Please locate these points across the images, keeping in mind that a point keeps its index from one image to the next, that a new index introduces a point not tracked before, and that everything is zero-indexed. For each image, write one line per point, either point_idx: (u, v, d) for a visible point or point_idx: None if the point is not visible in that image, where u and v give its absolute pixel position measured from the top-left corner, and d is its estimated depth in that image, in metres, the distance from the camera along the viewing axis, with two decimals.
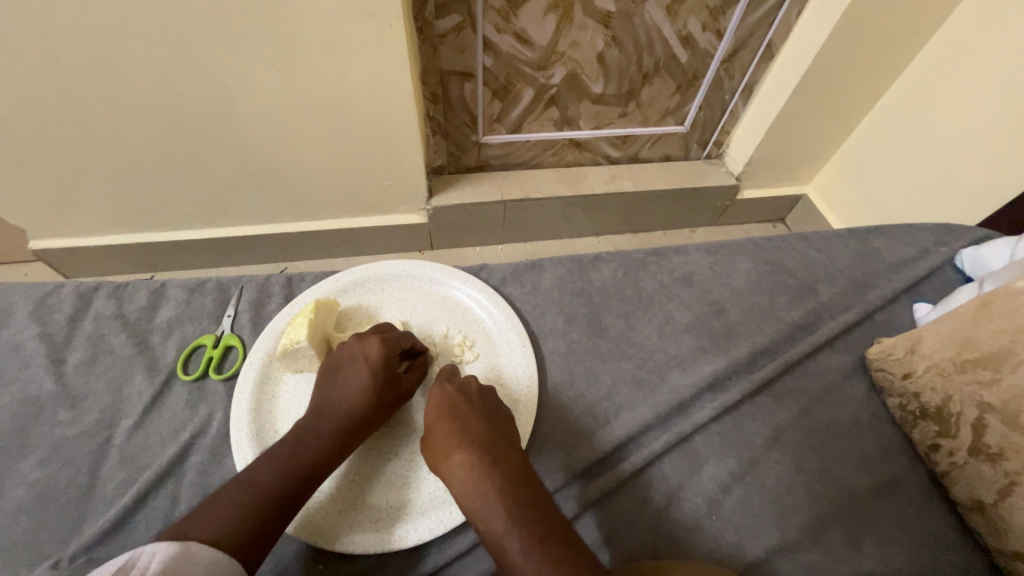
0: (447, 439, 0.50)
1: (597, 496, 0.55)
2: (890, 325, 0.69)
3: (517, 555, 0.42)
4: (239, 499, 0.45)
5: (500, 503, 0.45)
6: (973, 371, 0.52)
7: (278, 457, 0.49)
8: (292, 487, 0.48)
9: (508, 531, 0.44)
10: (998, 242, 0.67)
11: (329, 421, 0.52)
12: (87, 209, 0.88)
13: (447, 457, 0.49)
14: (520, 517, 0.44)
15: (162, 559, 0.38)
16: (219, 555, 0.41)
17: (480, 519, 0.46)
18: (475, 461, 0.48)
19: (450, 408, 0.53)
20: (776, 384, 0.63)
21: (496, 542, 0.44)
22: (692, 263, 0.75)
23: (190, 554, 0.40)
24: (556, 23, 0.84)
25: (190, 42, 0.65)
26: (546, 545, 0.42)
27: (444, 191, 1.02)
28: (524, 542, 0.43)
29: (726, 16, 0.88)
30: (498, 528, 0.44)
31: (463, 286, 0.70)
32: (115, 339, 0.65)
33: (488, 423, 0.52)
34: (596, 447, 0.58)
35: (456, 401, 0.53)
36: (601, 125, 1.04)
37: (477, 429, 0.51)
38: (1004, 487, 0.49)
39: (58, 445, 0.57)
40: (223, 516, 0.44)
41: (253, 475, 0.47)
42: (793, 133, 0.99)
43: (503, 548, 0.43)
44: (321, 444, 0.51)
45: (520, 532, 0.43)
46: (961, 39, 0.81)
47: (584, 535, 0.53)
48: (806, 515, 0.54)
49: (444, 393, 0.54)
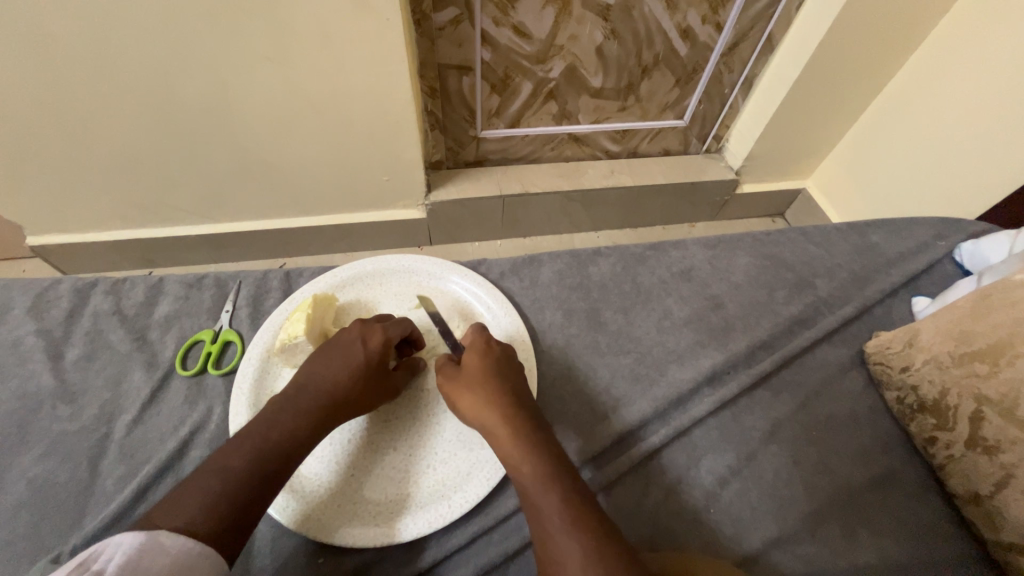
0: (492, 396, 0.52)
1: (612, 477, 0.55)
2: (889, 319, 0.69)
3: (557, 505, 0.44)
4: (212, 486, 0.45)
5: (538, 460, 0.47)
6: (970, 364, 0.52)
7: (254, 439, 0.49)
8: (265, 471, 0.47)
9: (543, 485, 0.45)
10: (997, 236, 0.66)
11: (306, 396, 0.52)
12: (83, 205, 0.88)
13: (489, 410, 0.51)
14: (557, 472, 0.46)
15: (126, 553, 0.38)
16: (189, 544, 0.41)
17: (516, 470, 0.47)
18: (517, 420, 0.50)
19: (494, 371, 0.54)
20: (774, 379, 0.63)
21: (536, 492, 0.45)
22: (691, 257, 0.75)
23: (160, 545, 0.40)
24: (554, 16, 0.84)
25: (185, 38, 0.65)
26: (577, 503, 0.44)
27: (442, 186, 1.01)
28: (560, 495, 0.44)
29: (726, 9, 0.87)
30: (533, 480, 0.46)
31: (461, 281, 0.70)
32: (113, 335, 0.65)
33: (525, 391, 0.54)
34: (599, 436, 0.59)
35: (501, 366, 0.55)
36: (601, 119, 1.04)
37: (518, 394, 0.53)
38: (1001, 479, 0.49)
39: (57, 441, 0.57)
40: (195, 502, 0.43)
41: (225, 461, 0.47)
42: (793, 127, 0.99)
43: (542, 498, 0.45)
44: (297, 422, 0.51)
45: (560, 486, 0.45)
46: (960, 33, 0.80)
47: (608, 508, 0.54)
48: (804, 508, 0.55)
49: (488, 352, 0.56)
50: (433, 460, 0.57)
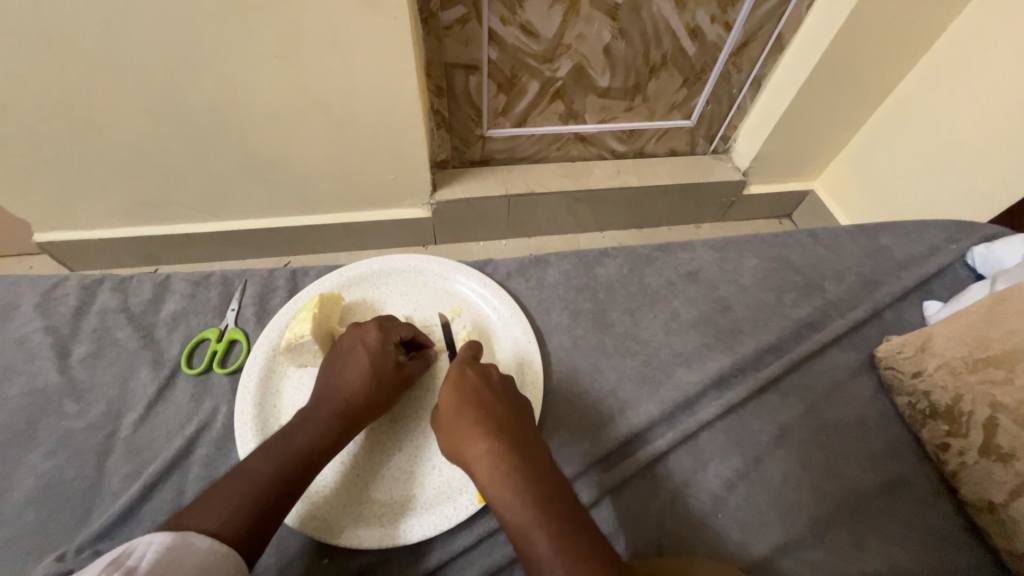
0: (472, 428, 0.48)
1: (615, 483, 0.55)
2: (899, 323, 0.68)
3: (544, 549, 0.41)
4: (235, 488, 0.45)
5: (526, 499, 0.44)
6: (984, 370, 0.51)
7: (277, 445, 0.49)
8: (288, 474, 0.47)
9: (534, 525, 0.42)
10: (1010, 240, 0.66)
11: (325, 406, 0.52)
12: (92, 201, 0.88)
13: (472, 445, 0.48)
14: (547, 509, 0.43)
15: (158, 550, 0.38)
16: (219, 545, 0.41)
17: (507, 513, 0.44)
18: (501, 455, 0.47)
19: (475, 398, 0.51)
20: (782, 382, 0.63)
21: (522, 536, 0.43)
22: (699, 258, 0.74)
23: (189, 544, 0.40)
24: (562, 15, 0.83)
25: (190, 36, 0.65)
26: (573, 540, 0.41)
27: (448, 186, 1.01)
28: (550, 535, 0.41)
29: (735, 9, 0.86)
30: (523, 519, 0.43)
31: (468, 281, 0.70)
32: (120, 332, 0.65)
33: (511, 415, 0.51)
34: (606, 439, 0.58)
35: (481, 390, 0.52)
36: (607, 119, 1.03)
37: (500, 420, 0.49)
38: (1014, 487, 0.48)
39: (64, 438, 0.57)
40: (220, 505, 0.43)
41: (249, 464, 0.47)
42: (801, 128, 0.98)
43: (529, 541, 0.42)
44: (319, 429, 0.51)
45: (546, 526, 0.42)
46: (972, 33, 0.79)
47: (600, 523, 0.53)
48: (812, 513, 0.54)
49: (466, 376, 0.53)
50: (438, 462, 0.57)
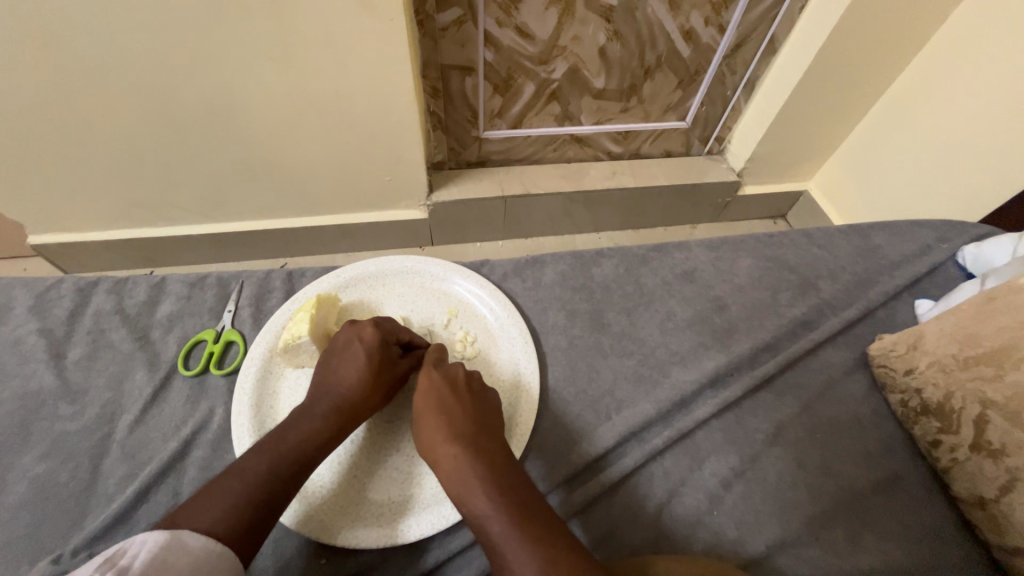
0: (434, 431, 0.50)
1: (581, 503, 0.54)
2: (892, 322, 0.69)
3: (498, 537, 0.43)
4: (231, 487, 0.45)
5: (482, 493, 0.46)
6: (974, 368, 0.52)
7: (272, 442, 0.49)
8: (284, 472, 0.47)
9: (489, 517, 0.44)
10: (1000, 239, 0.66)
11: (324, 402, 0.52)
12: (86, 203, 0.87)
13: (433, 447, 0.50)
14: (502, 501, 0.45)
15: (151, 549, 0.38)
16: (214, 545, 0.41)
17: (466, 506, 0.46)
18: (460, 454, 0.48)
19: (436, 401, 0.52)
20: (777, 381, 0.63)
21: (479, 526, 0.45)
22: (694, 259, 0.75)
23: (182, 543, 0.40)
24: (557, 17, 0.84)
25: (185, 38, 0.65)
26: (525, 528, 0.43)
27: (444, 186, 1.01)
28: (504, 525, 0.43)
29: (729, 11, 0.87)
30: (480, 512, 0.45)
31: (464, 282, 0.70)
32: (116, 334, 0.65)
33: (474, 414, 0.52)
34: (575, 456, 0.57)
35: (442, 392, 0.53)
36: (602, 121, 1.04)
37: (460, 421, 0.51)
38: (1006, 483, 0.49)
39: (58, 441, 0.56)
40: (216, 504, 0.44)
41: (246, 462, 0.47)
42: (795, 129, 0.99)
43: (487, 533, 0.44)
44: (316, 425, 0.51)
45: (500, 517, 0.44)
46: (961, 35, 0.81)
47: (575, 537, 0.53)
48: (807, 511, 0.54)
49: (430, 381, 0.54)
50: None
